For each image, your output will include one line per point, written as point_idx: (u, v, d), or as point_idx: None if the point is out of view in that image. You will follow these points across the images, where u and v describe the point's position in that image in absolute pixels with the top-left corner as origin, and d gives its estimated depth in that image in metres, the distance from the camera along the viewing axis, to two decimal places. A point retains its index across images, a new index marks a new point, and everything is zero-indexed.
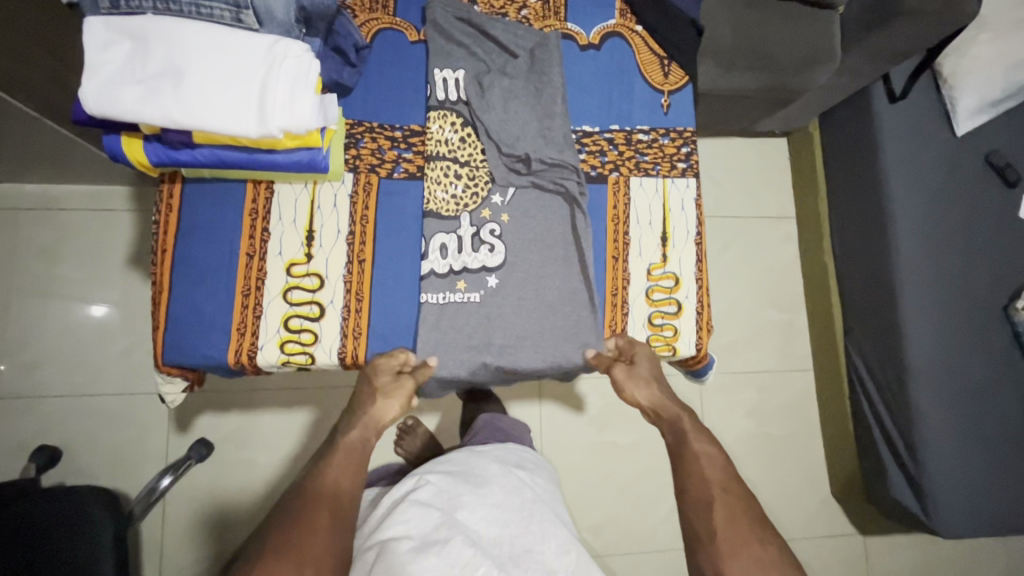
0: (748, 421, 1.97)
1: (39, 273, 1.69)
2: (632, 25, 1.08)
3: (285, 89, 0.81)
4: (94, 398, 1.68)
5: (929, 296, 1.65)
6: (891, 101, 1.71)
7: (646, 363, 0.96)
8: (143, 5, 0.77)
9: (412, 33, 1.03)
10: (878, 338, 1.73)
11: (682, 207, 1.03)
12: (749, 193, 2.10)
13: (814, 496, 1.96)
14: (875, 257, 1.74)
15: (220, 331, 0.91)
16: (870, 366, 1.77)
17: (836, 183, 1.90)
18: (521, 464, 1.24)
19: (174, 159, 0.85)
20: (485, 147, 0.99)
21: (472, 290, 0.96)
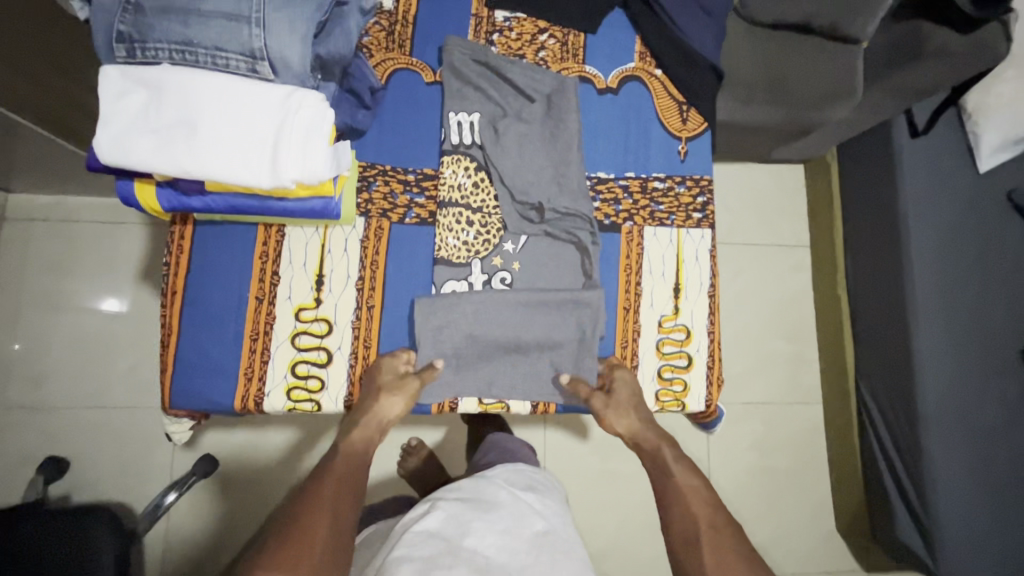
0: (754, 451, 1.95)
1: (50, 285, 1.70)
2: (651, 68, 1.06)
3: (299, 141, 0.80)
4: (102, 410, 1.69)
5: (943, 338, 1.62)
6: (911, 135, 1.68)
7: (625, 389, 0.94)
8: (159, 55, 0.76)
9: (428, 74, 1.02)
10: (890, 376, 1.70)
11: (696, 257, 1.01)
12: (763, 220, 2.08)
13: (818, 530, 1.94)
14: (890, 295, 1.71)
15: (227, 376, 0.91)
16: (880, 404, 1.74)
17: (853, 215, 1.86)
18: (531, 487, 1.23)
19: (186, 204, 0.85)
20: (498, 194, 0.99)
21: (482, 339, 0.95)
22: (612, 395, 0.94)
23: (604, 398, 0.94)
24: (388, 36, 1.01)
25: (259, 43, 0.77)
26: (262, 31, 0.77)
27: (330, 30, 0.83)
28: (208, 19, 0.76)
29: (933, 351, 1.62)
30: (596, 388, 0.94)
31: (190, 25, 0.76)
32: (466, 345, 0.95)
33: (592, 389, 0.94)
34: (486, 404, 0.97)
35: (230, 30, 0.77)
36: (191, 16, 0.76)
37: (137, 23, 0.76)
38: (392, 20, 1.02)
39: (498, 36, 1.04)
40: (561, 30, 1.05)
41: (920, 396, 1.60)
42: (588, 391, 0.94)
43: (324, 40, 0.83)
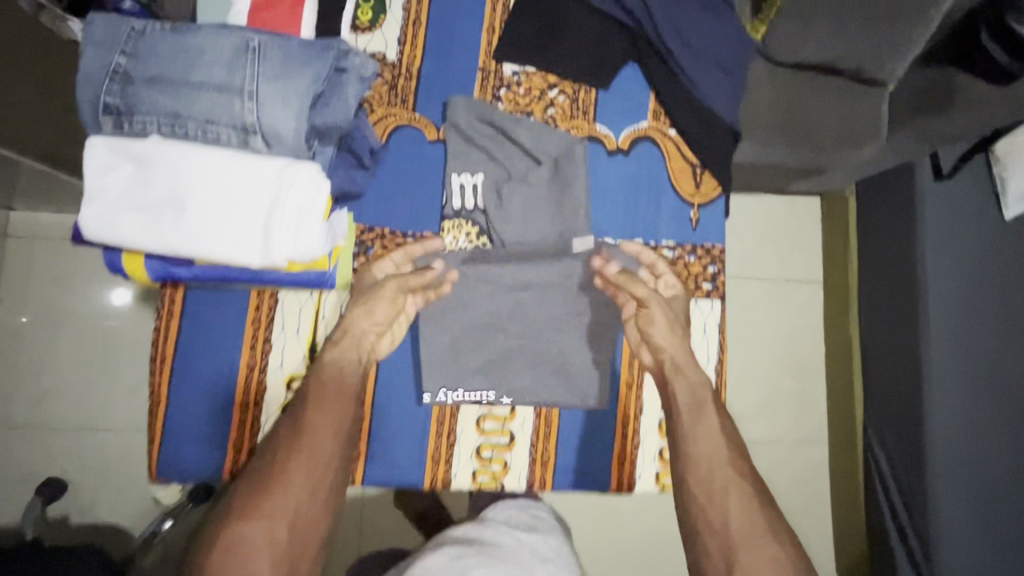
0: None
1: (51, 304, 1.68)
2: (664, 128, 1.02)
3: (292, 218, 0.77)
4: (99, 430, 1.67)
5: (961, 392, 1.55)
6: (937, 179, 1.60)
7: (666, 312, 0.96)
8: (146, 127, 0.73)
9: (430, 131, 0.98)
10: (902, 427, 1.64)
11: (704, 330, 0.99)
12: (776, 252, 2.01)
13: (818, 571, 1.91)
14: (903, 341, 1.64)
15: (217, 446, 0.89)
16: (887, 450, 1.69)
17: (869, 253, 1.79)
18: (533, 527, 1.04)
19: (174, 274, 0.83)
20: (499, 264, 0.97)
21: (490, 395, 0.96)
22: (652, 322, 0.94)
23: (642, 318, 0.95)
24: (391, 89, 0.97)
25: (252, 117, 0.74)
26: (255, 105, 0.73)
27: (327, 99, 0.79)
28: (198, 91, 0.73)
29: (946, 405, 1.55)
30: (650, 290, 0.94)
31: (179, 98, 0.73)
32: (473, 411, 0.97)
33: (631, 310, 0.97)
34: (481, 481, 0.96)
35: (220, 103, 0.73)
36: (180, 88, 0.73)
37: (124, 94, 0.72)
38: (396, 73, 0.98)
39: (505, 91, 0.99)
40: (572, 86, 1.01)
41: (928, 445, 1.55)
42: (640, 292, 0.94)
43: (320, 110, 0.79)
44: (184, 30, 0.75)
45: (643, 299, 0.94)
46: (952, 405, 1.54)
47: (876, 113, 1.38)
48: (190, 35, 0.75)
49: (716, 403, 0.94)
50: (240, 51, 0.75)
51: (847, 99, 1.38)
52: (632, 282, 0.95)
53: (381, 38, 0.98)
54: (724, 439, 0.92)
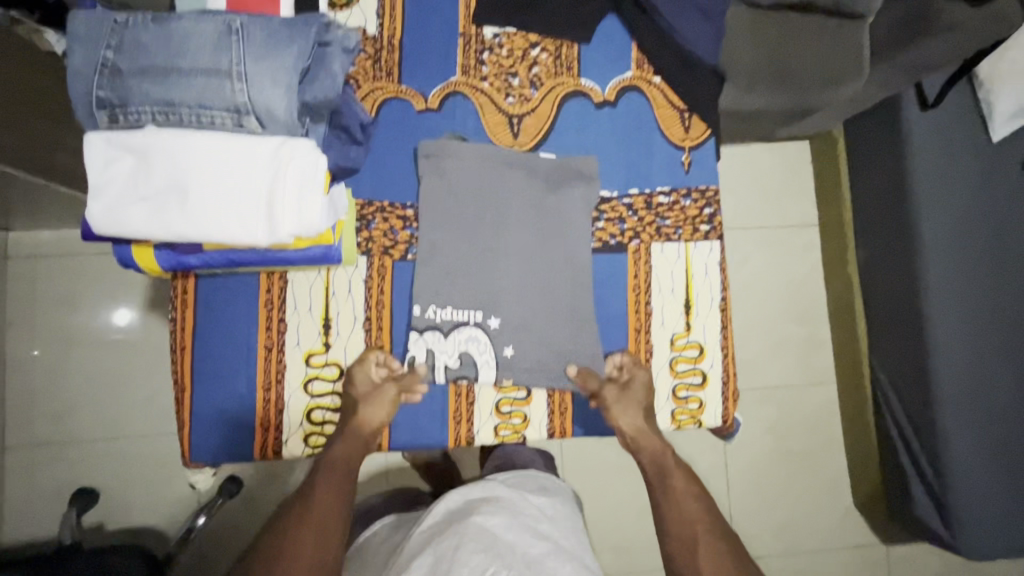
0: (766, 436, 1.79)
1: (54, 323, 1.53)
2: (649, 77, 1.03)
3: (293, 193, 0.78)
4: (82, 445, 1.54)
5: (958, 320, 1.34)
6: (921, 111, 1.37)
7: (638, 391, 0.94)
8: (142, 118, 0.75)
9: (419, 101, 0.98)
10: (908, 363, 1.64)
11: (706, 272, 0.99)
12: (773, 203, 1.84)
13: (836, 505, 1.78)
14: (905, 273, 1.43)
15: (243, 426, 0.91)
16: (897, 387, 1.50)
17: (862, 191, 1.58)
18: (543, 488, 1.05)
19: (184, 263, 0.84)
20: (481, 314, 0.95)
21: (477, 316, 0.95)
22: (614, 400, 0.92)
23: (618, 393, 0.93)
24: (376, 64, 0.98)
25: (243, 97, 0.75)
26: (244, 85, 0.74)
27: (313, 74, 0.80)
28: (187, 76, 0.74)
29: (945, 330, 1.36)
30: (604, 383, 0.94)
31: (169, 85, 0.74)
32: (461, 339, 0.94)
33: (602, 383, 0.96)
34: (503, 435, 0.96)
35: (211, 86, 0.74)
36: (170, 76, 0.74)
37: (117, 88, 0.74)
38: (378, 46, 0.98)
39: (489, 54, 1.00)
40: (554, 43, 1.01)
41: (938, 381, 1.36)
42: (596, 386, 0.94)
43: (309, 86, 0.80)
44: (166, 19, 0.76)
45: (608, 404, 0.93)
46: (949, 332, 1.35)
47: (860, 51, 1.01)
48: (172, 22, 0.76)
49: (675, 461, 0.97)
50: (224, 33, 0.76)
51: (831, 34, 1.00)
52: (591, 380, 0.94)
53: (361, 13, 0.98)
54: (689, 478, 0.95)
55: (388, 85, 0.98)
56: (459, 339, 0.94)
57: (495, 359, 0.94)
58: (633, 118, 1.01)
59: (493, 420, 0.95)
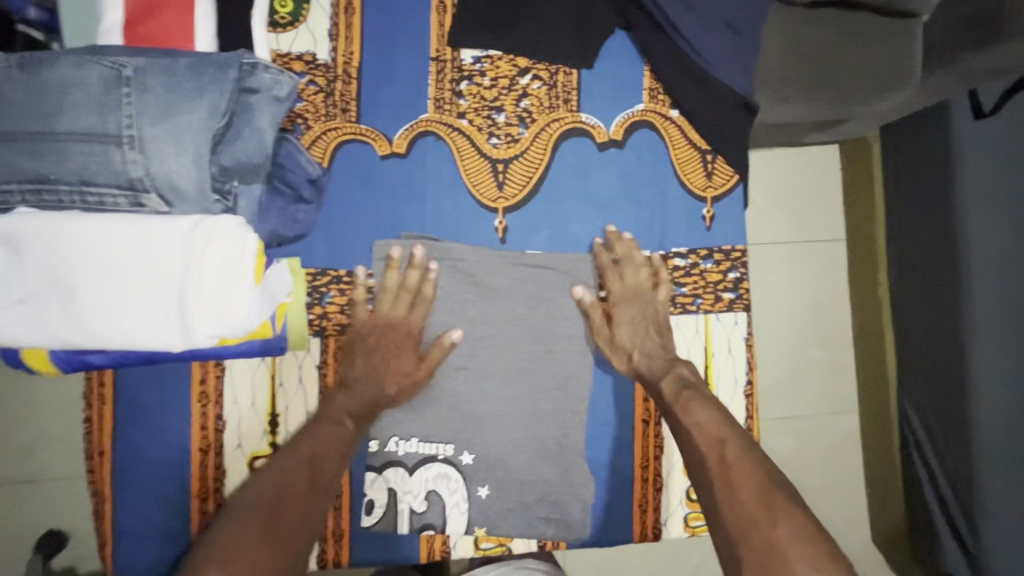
0: None
1: None
2: (665, 109, 0.84)
3: (211, 287, 0.61)
4: None
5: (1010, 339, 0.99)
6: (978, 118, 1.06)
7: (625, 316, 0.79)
8: (10, 199, 0.58)
9: (382, 144, 0.80)
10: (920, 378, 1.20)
11: (729, 350, 0.83)
12: (792, 215, 1.41)
13: None
14: (943, 302, 1.08)
15: (175, 542, 0.76)
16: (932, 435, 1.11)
17: (901, 205, 1.20)
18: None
19: (88, 362, 0.68)
20: (452, 448, 0.80)
21: (447, 450, 0.80)
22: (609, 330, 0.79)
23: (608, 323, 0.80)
24: (328, 98, 0.80)
25: (138, 171, 0.58)
26: (138, 155, 0.57)
27: (236, 132, 0.63)
28: (65, 145, 0.57)
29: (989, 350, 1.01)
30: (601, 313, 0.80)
31: (41, 156, 0.57)
32: (428, 478, 0.79)
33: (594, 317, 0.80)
34: (484, 548, 0.81)
35: (95, 158, 0.57)
36: (41, 144, 0.57)
37: None
38: (331, 76, 0.80)
39: (467, 84, 0.81)
40: (547, 68, 0.82)
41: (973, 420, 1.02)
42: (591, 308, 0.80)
43: (228, 146, 0.62)
44: (36, 64, 0.58)
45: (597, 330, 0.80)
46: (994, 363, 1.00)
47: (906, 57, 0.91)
48: (44, 69, 0.58)
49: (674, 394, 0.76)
50: (112, 85, 0.58)
51: (864, 48, 0.90)
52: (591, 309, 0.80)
53: (308, 33, 0.80)
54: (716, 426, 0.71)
55: (345, 127, 0.80)
56: (427, 477, 0.80)
57: (467, 501, 0.80)
58: (643, 163, 0.83)
59: (475, 527, 0.80)
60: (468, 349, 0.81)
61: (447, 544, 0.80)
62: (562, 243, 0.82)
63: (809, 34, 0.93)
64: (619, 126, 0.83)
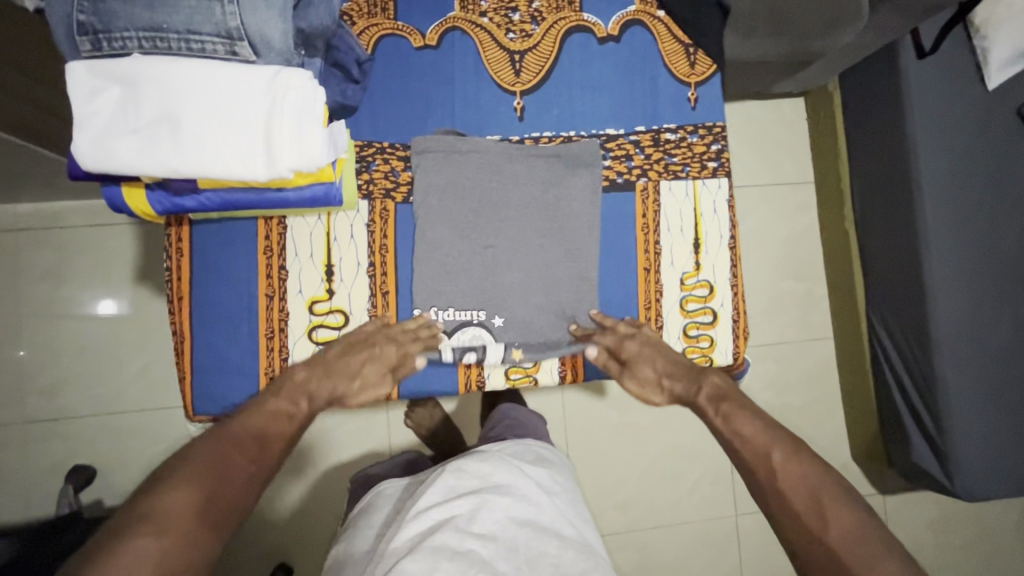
0: (767, 392, 1.64)
1: (27, 300, 1.41)
2: (652, 10, 0.99)
3: (291, 126, 0.75)
4: (36, 427, 1.41)
5: (954, 254, 1.27)
6: (920, 58, 1.27)
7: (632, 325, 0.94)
8: (127, 44, 0.70)
9: (416, 38, 0.94)
10: (893, 288, 1.39)
11: (714, 210, 0.98)
12: (769, 160, 1.68)
13: (832, 449, 1.65)
14: (897, 217, 1.35)
15: (246, 376, 0.88)
16: (894, 336, 1.40)
17: (857, 140, 1.46)
18: (541, 460, 0.97)
19: (180, 205, 0.80)
20: (484, 313, 0.93)
21: (480, 316, 0.93)
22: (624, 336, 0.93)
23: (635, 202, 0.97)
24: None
25: (235, 21, 0.70)
26: (236, 7, 0.69)
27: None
28: None
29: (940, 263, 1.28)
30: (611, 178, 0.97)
31: (156, 8, 0.69)
32: (465, 339, 0.92)
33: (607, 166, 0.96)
34: (514, 378, 0.96)
35: (200, 10, 0.69)
36: None
37: (97, 10, 0.68)
38: None
39: None
40: None
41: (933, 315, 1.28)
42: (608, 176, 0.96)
43: (303, 12, 0.75)
44: None
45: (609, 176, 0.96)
46: (944, 264, 1.27)
47: None
48: None
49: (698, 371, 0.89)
50: None
51: None
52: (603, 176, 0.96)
53: None
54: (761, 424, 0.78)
55: (385, 25, 0.93)
56: (462, 338, 0.92)
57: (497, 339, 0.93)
58: (636, 55, 0.98)
59: (513, 351, 0.93)
60: (495, 213, 0.94)
61: (482, 377, 0.94)
62: (571, 121, 0.97)
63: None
64: (615, 25, 0.98)
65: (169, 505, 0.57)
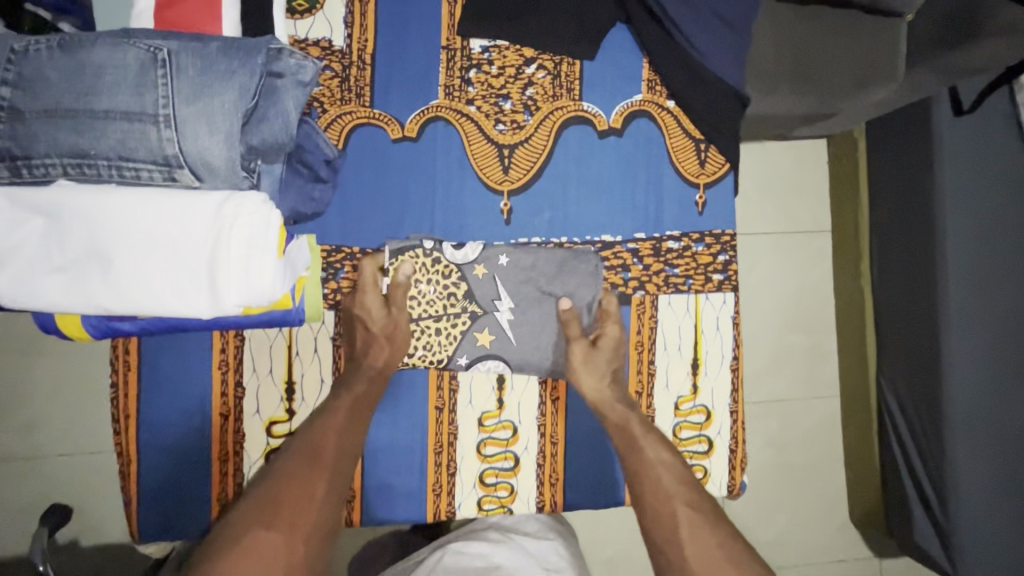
0: (765, 450, 1.44)
1: None
2: (662, 100, 0.89)
3: (239, 260, 0.65)
4: None
5: (983, 331, 1.11)
6: (956, 115, 1.13)
7: (606, 353, 0.83)
8: (50, 171, 0.62)
9: (394, 129, 0.84)
10: (909, 359, 1.21)
11: (717, 328, 0.89)
12: (782, 205, 1.43)
13: (830, 519, 1.45)
14: (919, 289, 1.17)
15: (198, 502, 0.82)
16: (908, 413, 1.21)
17: (879, 194, 1.28)
18: (545, 533, 0.89)
19: (120, 329, 0.73)
20: (445, 356, 0.84)
21: (440, 360, 0.84)
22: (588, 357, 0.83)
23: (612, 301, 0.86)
24: (343, 84, 0.83)
25: (173, 148, 0.61)
26: (174, 133, 0.61)
27: (262, 113, 0.67)
28: (103, 121, 0.60)
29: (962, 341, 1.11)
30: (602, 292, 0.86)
31: (81, 132, 0.61)
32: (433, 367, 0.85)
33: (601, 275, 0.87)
34: (487, 509, 0.86)
35: (133, 134, 0.61)
36: (81, 121, 0.60)
37: (15, 134, 0.60)
38: (346, 63, 0.83)
39: (476, 73, 0.85)
40: (552, 58, 0.86)
41: (950, 391, 1.11)
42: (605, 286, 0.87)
43: (255, 127, 0.67)
44: (76, 45, 0.62)
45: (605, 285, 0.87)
46: (964, 351, 1.10)
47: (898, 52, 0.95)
48: (82, 51, 0.62)
49: (645, 431, 0.80)
50: (148, 66, 0.62)
51: (857, 38, 0.93)
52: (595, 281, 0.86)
53: (325, 20, 0.84)
54: (668, 470, 0.77)
55: (359, 113, 0.84)
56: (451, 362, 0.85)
57: (471, 467, 0.86)
58: (640, 151, 0.88)
59: (475, 264, 0.85)
60: (475, 328, 0.85)
61: (453, 507, 0.85)
62: (563, 225, 0.87)
63: (799, 31, 0.96)
64: (618, 117, 0.88)
65: (262, 542, 0.62)
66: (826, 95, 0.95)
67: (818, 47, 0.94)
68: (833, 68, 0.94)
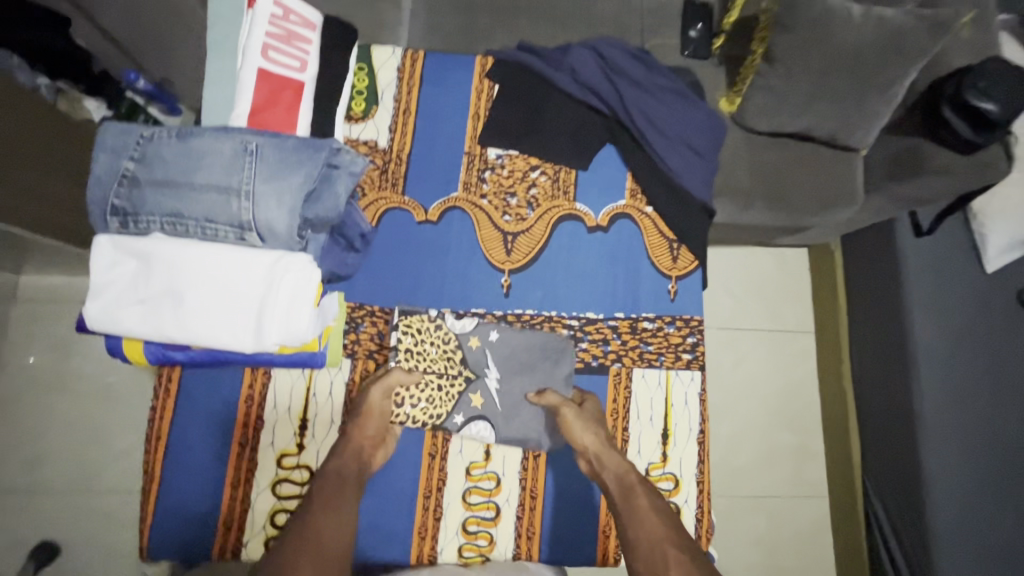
0: (755, 550, 1.42)
1: None
2: (641, 206, 1.06)
3: (283, 307, 0.80)
4: None
5: (955, 438, 1.18)
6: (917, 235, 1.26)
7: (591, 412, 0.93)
8: (150, 226, 0.79)
9: (419, 213, 1.03)
10: (891, 462, 1.27)
11: (686, 403, 1.00)
12: (765, 303, 1.55)
13: None
14: (896, 393, 1.26)
15: (206, 523, 0.90)
16: (894, 518, 1.24)
17: (856, 303, 1.40)
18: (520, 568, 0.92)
19: (171, 357, 0.86)
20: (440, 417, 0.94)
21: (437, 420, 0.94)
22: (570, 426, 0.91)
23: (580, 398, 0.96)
24: (383, 175, 1.04)
25: (248, 215, 0.79)
26: (250, 204, 0.79)
27: (319, 193, 0.85)
28: (198, 192, 0.79)
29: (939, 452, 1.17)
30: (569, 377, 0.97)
31: (181, 199, 0.79)
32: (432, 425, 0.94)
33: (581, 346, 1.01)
34: (467, 557, 0.93)
35: (219, 203, 0.79)
36: (183, 191, 0.79)
37: (131, 197, 0.79)
38: (387, 159, 1.04)
39: (490, 173, 1.05)
40: (553, 167, 1.06)
41: (931, 492, 1.16)
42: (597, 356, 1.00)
43: (312, 205, 0.85)
44: (188, 135, 0.82)
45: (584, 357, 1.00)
46: (937, 456, 1.16)
47: (850, 181, 1.12)
48: (192, 140, 0.81)
49: (641, 481, 0.86)
50: (238, 153, 0.81)
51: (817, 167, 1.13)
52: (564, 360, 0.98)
53: (374, 127, 1.06)
54: (661, 517, 0.81)
55: (393, 199, 1.03)
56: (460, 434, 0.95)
57: (455, 512, 0.93)
58: (622, 245, 1.05)
59: (470, 336, 0.97)
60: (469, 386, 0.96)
61: (435, 550, 0.92)
62: (553, 302, 1.02)
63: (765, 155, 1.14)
64: (604, 217, 1.05)
65: None
66: (792, 212, 1.11)
67: (780, 173, 1.12)
68: (794, 186, 1.11)
